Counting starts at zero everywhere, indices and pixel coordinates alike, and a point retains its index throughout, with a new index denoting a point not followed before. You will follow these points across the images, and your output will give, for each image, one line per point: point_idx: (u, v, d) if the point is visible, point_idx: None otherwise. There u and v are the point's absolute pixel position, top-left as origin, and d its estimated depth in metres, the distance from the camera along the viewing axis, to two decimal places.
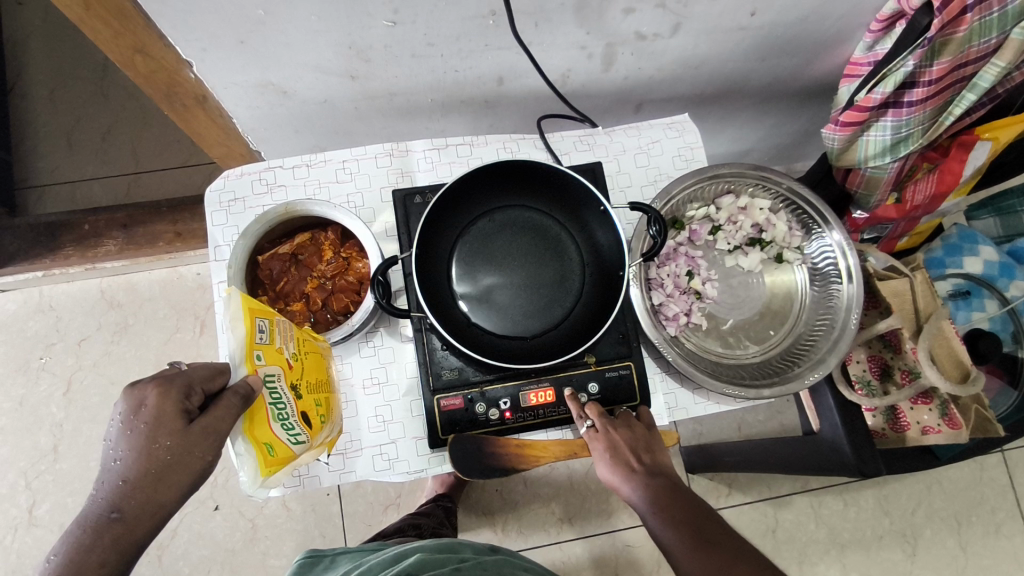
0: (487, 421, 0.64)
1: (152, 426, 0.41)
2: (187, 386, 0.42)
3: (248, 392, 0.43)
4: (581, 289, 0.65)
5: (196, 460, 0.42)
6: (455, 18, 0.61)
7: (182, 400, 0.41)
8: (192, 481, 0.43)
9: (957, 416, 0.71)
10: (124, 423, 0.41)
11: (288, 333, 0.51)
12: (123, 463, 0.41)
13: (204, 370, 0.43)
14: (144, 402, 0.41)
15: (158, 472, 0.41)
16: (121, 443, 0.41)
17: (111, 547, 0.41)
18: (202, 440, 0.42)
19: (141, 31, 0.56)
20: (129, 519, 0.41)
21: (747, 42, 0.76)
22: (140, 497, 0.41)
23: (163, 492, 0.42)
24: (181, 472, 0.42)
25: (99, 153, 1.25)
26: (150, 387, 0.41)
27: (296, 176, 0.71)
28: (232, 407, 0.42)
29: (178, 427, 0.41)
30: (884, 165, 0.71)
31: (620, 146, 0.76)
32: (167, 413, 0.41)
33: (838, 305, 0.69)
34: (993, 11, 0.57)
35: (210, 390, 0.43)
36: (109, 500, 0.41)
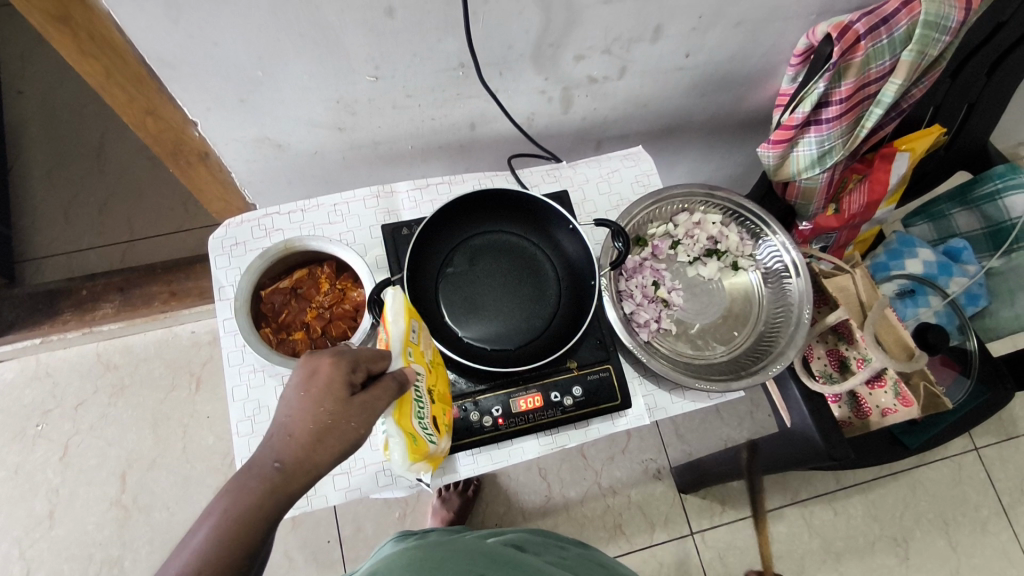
0: (481, 428, 0.69)
1: (322, 388, 0.47)
2: (354, 361, 0.49)
3: (405, 383, 0.51)
4: (558, 301, 0.72)
5: (351, 431, 0.46)
6: (429, 71, 0.70)
7: (355, 372, 0.48)
8: (344, 450, 0.46)
9: (907, 394, 0.75)
10: (301, 384, 0.47)
11: (428, 342, 0.63)
12: (294, 417, 0.45)
13: (367, 352, 0.51)
14: (319, 369, 0.47)
15: (322, 432, 0.45)
16: (294, 400, 0.46)
17: (267, 495, 0.43)
18: (360, 411, 0.47)
19: (155, 95, 0.64)
20: (289, 470, 0.44)
21: (686, 80, 0.87)
22: (302, 453, 0.45)
23: (323, 452, 0.45)
24: (338, 437, 0.46)
25: (94, 224, 1.31)
26: (325, 358, 0.48)
27: (291, 220, 0.78)
28: (391, 388, 0.49)
29: (342, 395, 0.47)
30: (815, 176, 0.80)
31: (584, 177, 0.85)
32: (336, 380, 0.47)
33: (792, 300, 0.77)
34: (882, 38, 0.68)
35: (376, 370, 0.50)
36: (274, 450, 0.45)
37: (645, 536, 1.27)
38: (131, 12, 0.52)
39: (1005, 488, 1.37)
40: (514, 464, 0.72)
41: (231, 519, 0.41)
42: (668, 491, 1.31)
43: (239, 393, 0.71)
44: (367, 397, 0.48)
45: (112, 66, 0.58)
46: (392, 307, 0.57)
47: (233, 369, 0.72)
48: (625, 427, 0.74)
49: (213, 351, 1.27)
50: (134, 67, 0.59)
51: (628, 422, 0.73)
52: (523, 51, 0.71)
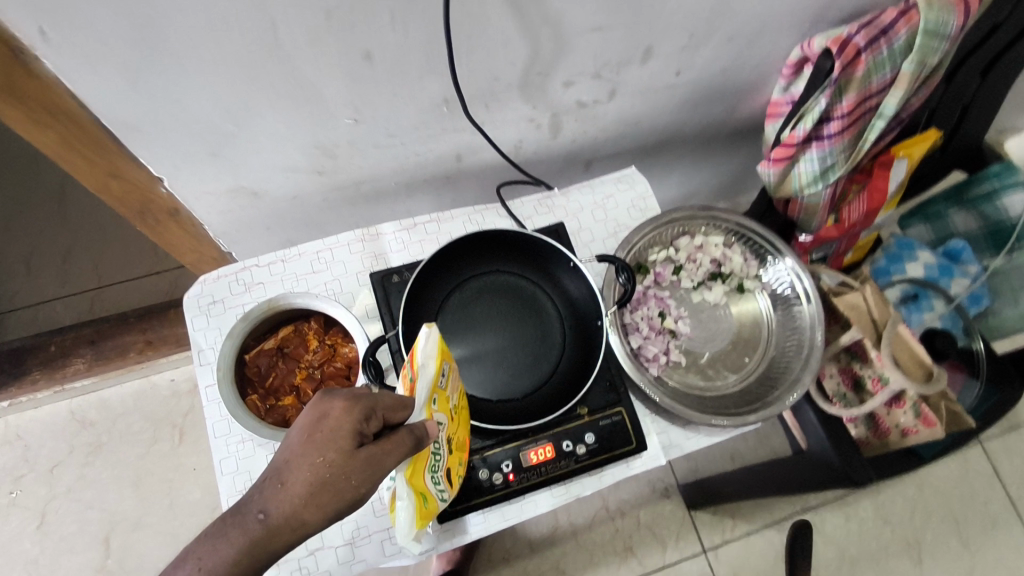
0: (491, 487, 0.64)
1: (326, 437, 0.44)
2: (370, 409, 0.46)
3: (420, 443, 0.47)
4: (563, 343, 0.68)
5: (350, 488, 0.44)
6: (412, 110, 0.65)
7: (364, 423, 0.45)
8: (340, 508, 0.44)
9: (929, 414, 0.72)
10: (307, 428, 0.45)
11: (456, 383, 0.58)
12: (291, 466, 0.44)
13: (388, 401, 0.48)
14: (329, 413, 0.46)
15: (318, 486, 0.43)
16: (296, 445, 0.45)
17: (247, 549, 0.42)
18: (363, 466, 0.44)
19: (116, 157, 0.58)
20: (273, 525, 0.43)
21: (678, 97, 0.84)
22: (291, 508, 0.43)
23: (316, 507, 0.43)
24: (334, 495, 0.44)
25: (60, 273, 1.25)
26: (338, 401, 0.46)
27: (272, 272, 0.73)
28: (403, 447, 0.46)
29: (348, 445, 0.45)
30: (818, 191, 0.77)
31: (577, 205, 0.81)
32: (344, 429, 0.45)
33: (803, 324, 0.73)
34: (882, 50, 0.65)
35: (391, 421, 0.47)
36: (263, 500, 0.43)
37: (655, 558, 1.25)
38: (81, 75, 0.47)
39: (1011, 480, 1.37)
40: (527, 520, 0.67)
41: (203, 573, 0.41)
42: (677, 510, 1.28)
43: (227, 465, 0.66)
44: (373, 452, 0.45)
45: (66, 133, 0.53)
46: (424, 347, 0.51)
47: (219, 440, 0.66)
48: (641, 470, 0.70)
49: (194, 400, 1.20)
50: (91, 132, 0.54)
51: (644, 464, 0.69)
52: (511, 82, 0.66)
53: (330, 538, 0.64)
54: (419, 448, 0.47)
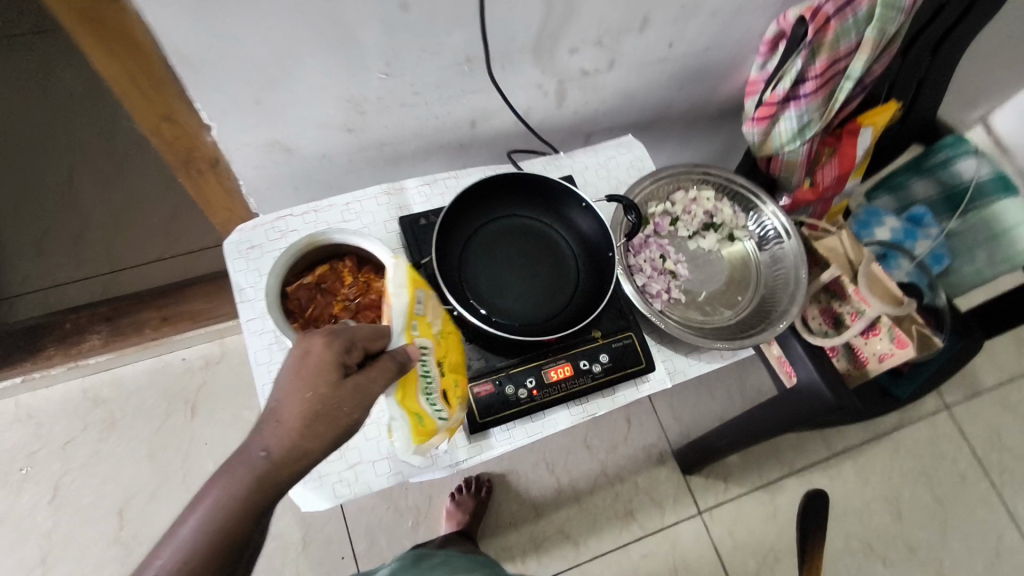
0: (517, 400, 0.72)
1: (312, 370, 0.46)
2: (348, 341, 0.48)
3: (404, 366, 0.51)
4: (577, 276, 0.75)
5: (344, 416, 0.45)
6: (437, 66, 0.73)
7: (344, 354, 0.47)
8: (338, 437, 0.45)
9: (902, 335, 0.81)
10: (292, 366, 0.46)
11: (437, 312, 0.63)
12: (283, 403, 0.44)
13: (365, 331, 0.51)
14: (311, 349, 0.46)
15: (313, 417, 0.44)
16: (285, 384, 0.45)
17: (254, 483, 0.43)
18: (353, 394, 0.46)
19: (174, 99, 0.64)
20: (277, 459, 0.43)
21: (669, 71, 0.93)
22: (293, 440, 0.44)
23: (316, 438, 0.44)
24: (330, 423, 0.45)
25: (70, 257, 1.28)
26: (317, 338, 0.47)
27: (306, 221, 0.78)
28: (388, 370, 0.49)
29: (334, 377, 0.46)
30: (797, 148, 0.87)
31: (583, 164, 0.89)
32: (328, 361, 0.46)
33: (787, 262, 0.83)
34: (848, 17, 0.75)
35: (371, 352, 0.51)
36: (262, 440, 0.44)
37: (655, 520, 1.32)
38: (158, 11, 0.53)
39: (977, 441, 1.47)
40: (549, 436, 0.73)
41: (220, 511, 0.42)
42: (672, 476, 1.36)
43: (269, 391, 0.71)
44: (360, 379, 0.47)
45: (135, 68, 0.58)
46: (394, 280, 0.58)
47: (262, 369, 0.72)
48: (650, 391, 0.77)
49: (206, 374, 1.26)
50: (157, 72, 0.59)
51: (652, 386, 0.77)
52: (524, 44, 0.75)
53: (369, 453, 0.70)
54: (402, 372, 0.51)
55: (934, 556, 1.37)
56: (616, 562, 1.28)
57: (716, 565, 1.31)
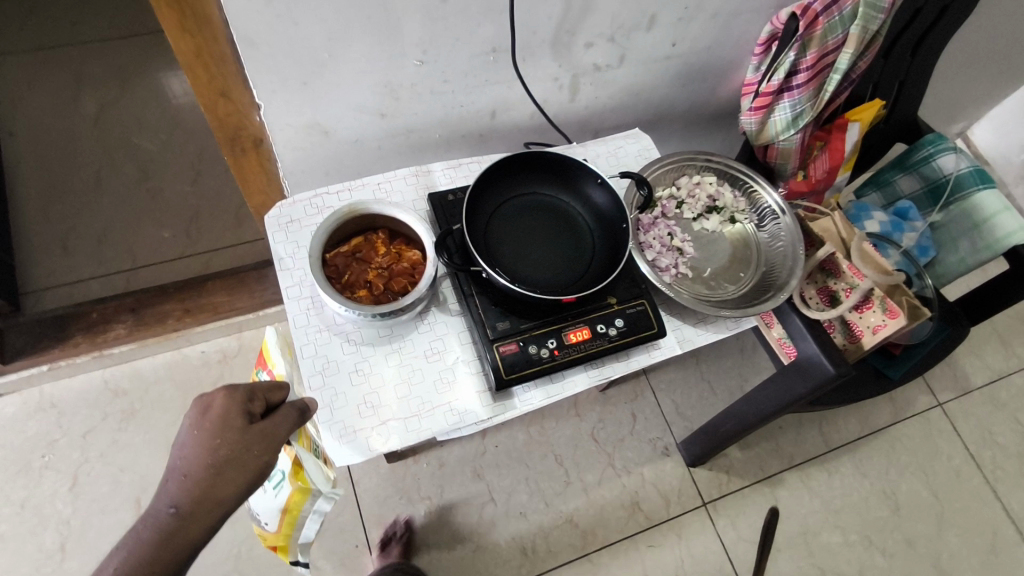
0: (540, 359, 0.75)
1: (220, 419, 0.55)
2: (247, 393, 0.58)
3: (305, 409, 0.61)
4: (593, 246, 0.80)
5: (253, 457, 0.55)
6: (466, 55, 0.80)
7: (242, 408, 0.56)
8: (247, 481, 0.54)
9: (893, 306, 0.86)
10: (198, 422, 0.55)
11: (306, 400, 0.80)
12: (187, 458, 0.53)
13: (265, 384, 0.60)
14: (213, 403, 0.56)
15: (222, 463, 0.53)
16: (191, 439, 0.54)
17: (164, 538, 0.51)
18: (258, 435, 0.56)
19: (231, 75, 0.70)
20: (184, 512, 0.52)
21: (671, 70, 1.01)
22: (200, 492, 0.53)
23: (228, 485, 0.53)
24: (239, 467, 0.54)
25: (95, 253, 1.32)
26: (219, 394, 0.57)
27: (340, 198, 0.84)
28: (291, 419, 0.59)
29: (240, 423, 0.55)
30: (791, 137, 0.94)
31: (594, 152, 0.96)
32: (232, 410, 0.56)
33: (786, 239, 0.88)
34: (835, 14, 0.84)
35: (274, 403, 0.60)
36: (170, 497, 0.53)
37: (660, 512, 1.35)
38: None
39: (969, 437, 1.52)
40: (567, 398, 0.78)
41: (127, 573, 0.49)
42: (677, 468, 1.39)
43: (306, 351, 0.75)
44: (263, 427, 0.57)
45: (201, 41, 0.65)
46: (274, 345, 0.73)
47: (300, 330, 0.76)
48: (661, 357, 0.82)
49: (223, 369, 1.28)
50: (221, 47, 0.66)
51: (662, 352, 0.82)
52: (545, 37, 0.83)
53: (400, 411, 0.74)
54: (304, 419, 0.61)
55: (934, 548, 1.40)
56: (623, 553, 1.30)
57: (722, 558, 1.33)
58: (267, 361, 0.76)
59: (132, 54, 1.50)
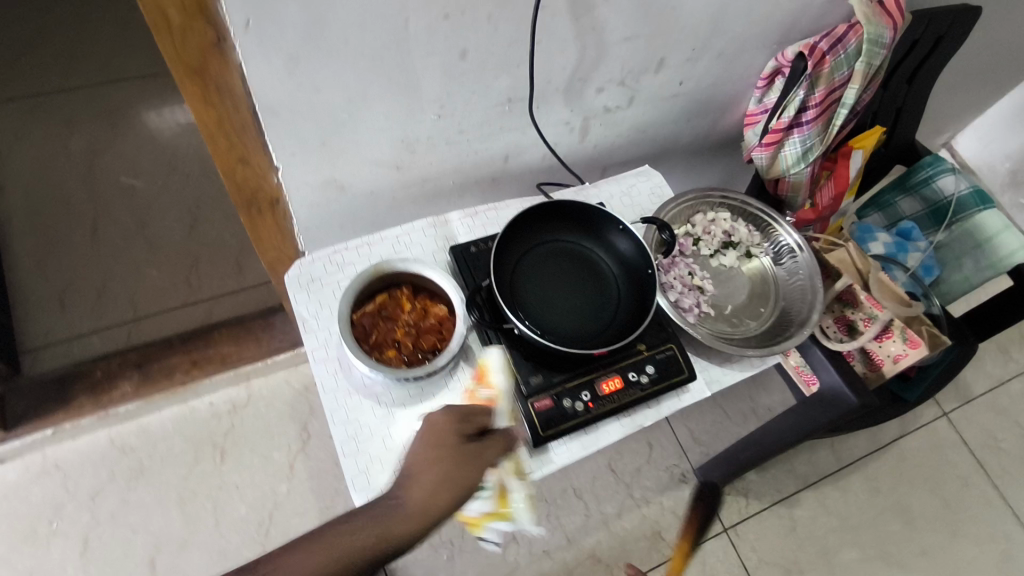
0: (575, 413, 0.75)
1: (443, 433, 0.65)
2: (463, 416, 0.66)
3: (511, 438, 0.68)
4: (619, 293, 0.80)
5: (464, 471, 0.62)
6: (482, 107, 0.80)
7: (464, 426, 0.65)
8: (458, 494, 0.62)
9: (915, 336, 0.88)
10: (426, 435, 0.65)
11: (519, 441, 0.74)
12: (415, 460, 0.63)
13: (479, 412, 0.68)
14: (439, 421, 0.66)
15: (440, 472, 0.62)
16: (419, 446, 0.65)
17: (388, 523, 0.60)
18: (468, 452, 0.64)
19: (251, 141, 0.69)
20: (406, 507, 0.61)
21: (678, 107, 1.01)
22: (424, 496, 0.61)
23: (445, 491, 0.61)
24: (454, 478, 0.62)
25: (94, 306, 1.29)
26: (442, 414, 0.66)
27: (361, 253, 0.83)
28: (498, 446, 0.66)
29: (457, 439, 0.64)
30: (801, 170, 0.95)
31: (608, 193, 0.96)
32: (452, 428, 0.65)
33: (804, 273, 0.89)
34: (840, 53, 0.85)
35: (487, 427, 0.68)
36: (398, 490, 0.63)
37: None
38: (256, 61, 0.59)
39: (976, 445, 1.54)
40: (602, 448, 0.77)
41: (355, 541, 0.59)
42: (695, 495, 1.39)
43: (337, 416, 0.74)
44: (476, 447, 0.65)
45: (225, 112, 0.64)
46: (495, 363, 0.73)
47: (329, 395, 0.75)
48: (692, 400, 0.82)
49: (233, 420, 1.25)
50: (242, 115, 0.65)
51: (693, 395, 0.82)
52: (559, 85, 0.82)
53: None
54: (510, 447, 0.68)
55: (952, 560, 1.41)
56: None
57: None
58: (480, 377, 0.73)
59: (121, 101, 1.48)
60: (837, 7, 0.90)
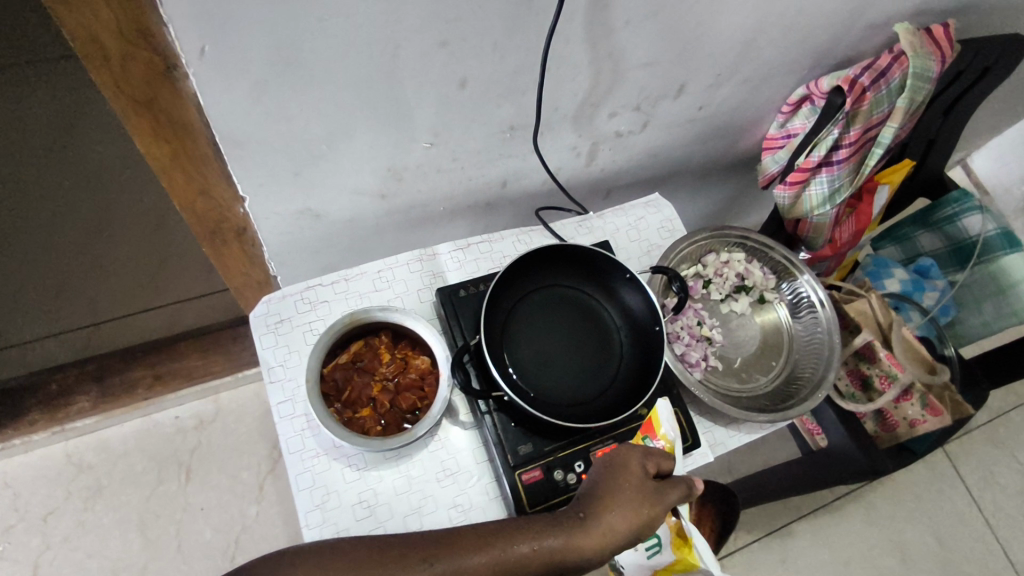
0: (567, 487, 0.67)
1: (627, 466, 0.60)
2: (647, 453, 0.62)
3: (691, 488, 0.62)
4: (622, 350, 0.72)
5: (647, 507, 0.58)
6: (480, 135, 0.70)
7: (648, 463, 0.60)
8: (636, 527, 0.57)
9: (936, 404, 0.81)
10: (607, 465, 0.61)
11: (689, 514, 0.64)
12: (597, 487, 0.60)
13: (659, 452, 0.63)
14: (620, 455, 0.61)
15: (620, 500, 0.58)
16: (599, 474, 0.61)
17: (564, 539, 0.56)
18: (651, 489, 0.59)
19: (213, 174, 0.60)
20: (583, 526, 0.57)
21: (695, 131, 0.92)
22: (601, 520, 0.57)
23: (623, 521, 0.57)
24: (636, 511, 0.58)
25: (52, 309, 1.20)
26: (622, 447, 0.62)
27: (336, 291, 0.75)
28: (680, 493, 0.60)
29: (642, 473, 0.60)
30: (826, 212, 0.88)
31: (613, 226, 0.87)
32: (634, 460, 0.61)
33: (822, 327, 0.81)
34: (882, 88, 0.77)
35: (663, 470, 0.61)
36: (577, 506, 0.59)
37: None
38: (217, 91, 0.50)
39: (972, 479, 1.50)
40: None
41: (526, 551, 0.55)
42: None
43: (303, 481, 0.67)
44: (655, 485, 0.60)
45: (181, 147, 0.55)
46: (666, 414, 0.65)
47: (294, 457, 0.67)
48: (693, 466, 0.74)
49: (200, 437, 1.17)
50: (201, 147, 0.56)
51: (696, 460, 0.74)
52: (567, 112, 0.73)
53: None
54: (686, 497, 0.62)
55: None
56: None
57: None
58: (650, 429, 0.68)
59: (86, 80, 1.36)
60: (880, 33, 0.81)
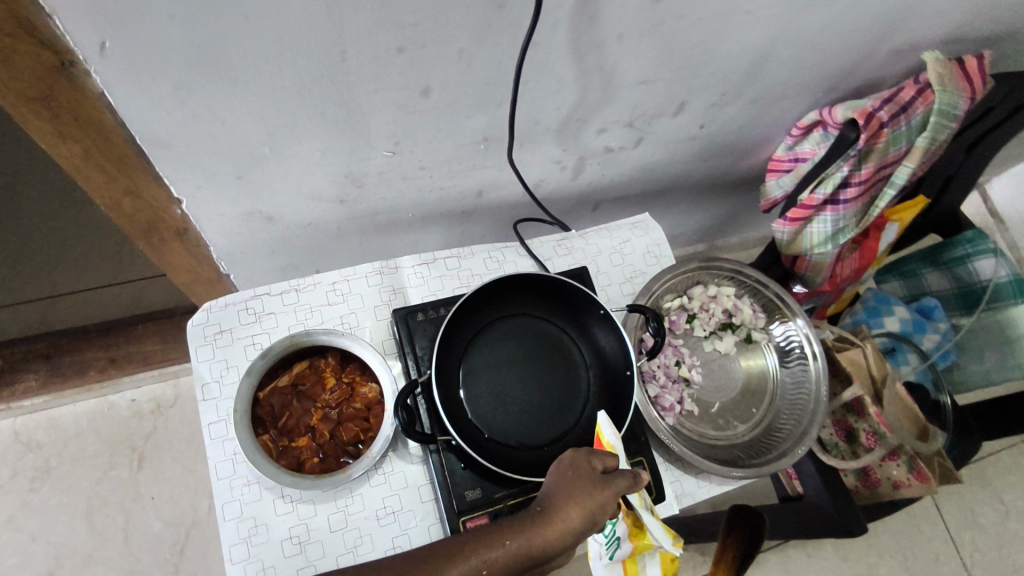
0: None
1: (571, 464, 0.52)
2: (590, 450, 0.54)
3: (639, 477, 0.53)
4: (588, 392, 0.66)
5: (594, 499, 0.50)
6: (450, 145, 0.63)
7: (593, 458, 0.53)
8: (585, 520, 0.50)
9: (923, 469, 0.77)
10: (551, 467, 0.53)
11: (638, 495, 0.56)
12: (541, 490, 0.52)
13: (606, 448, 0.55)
14: (564, 455, 0.54)
15: (565, 498, 0.50)
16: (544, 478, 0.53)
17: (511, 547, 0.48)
18: (597, 480, 0.51)
19: (140, 174, 0.54)
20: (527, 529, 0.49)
21: (695, 148, 0.85)
22: (548, 523, 0.49)
23: (571, 519, 0.49)
24: (582, 506, 0.50)
25: (9, 279, 1.14)
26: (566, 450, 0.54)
27: (285, 302, 0.69)
28: (628, 481, 0.51)
29: (588, 468, 0.52)
30: (827, 251, 0.81)
31: (596, 247, 0.80)
32: (579, 458, 0.53)
33: (810, 378, 0.75)
34: (902, 124, 0.70)
35: (609, 466, 0.53)
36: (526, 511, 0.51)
37: None
38: (128, 89, 0.43)
39: (953, 519, 1.46)
40: None
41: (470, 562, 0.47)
42: None
43: (229, 511, 0.62)
44: (601, 476, 0.52)
45: (96, 147, 0.48)
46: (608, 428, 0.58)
47: (222, 484, 0.62)
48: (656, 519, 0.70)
49: (156, 422, 1.13)
50: (120, 147, 0.50)
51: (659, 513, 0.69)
52: (550, 125, 0.66)
53: None
54: (637, 487, 0.52)
55: None
56: None
57: None
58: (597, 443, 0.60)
59: None
60: (904, 59, 0.73)
